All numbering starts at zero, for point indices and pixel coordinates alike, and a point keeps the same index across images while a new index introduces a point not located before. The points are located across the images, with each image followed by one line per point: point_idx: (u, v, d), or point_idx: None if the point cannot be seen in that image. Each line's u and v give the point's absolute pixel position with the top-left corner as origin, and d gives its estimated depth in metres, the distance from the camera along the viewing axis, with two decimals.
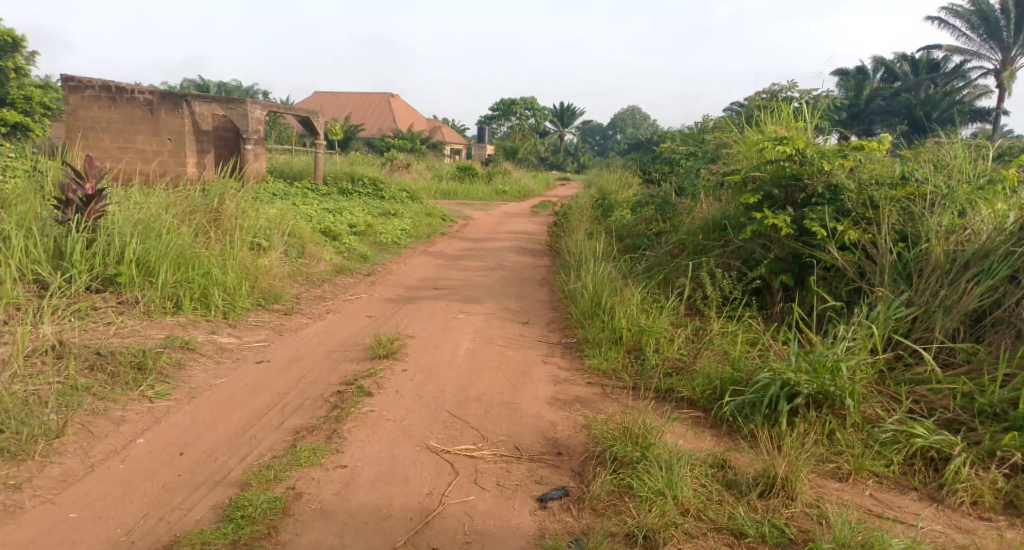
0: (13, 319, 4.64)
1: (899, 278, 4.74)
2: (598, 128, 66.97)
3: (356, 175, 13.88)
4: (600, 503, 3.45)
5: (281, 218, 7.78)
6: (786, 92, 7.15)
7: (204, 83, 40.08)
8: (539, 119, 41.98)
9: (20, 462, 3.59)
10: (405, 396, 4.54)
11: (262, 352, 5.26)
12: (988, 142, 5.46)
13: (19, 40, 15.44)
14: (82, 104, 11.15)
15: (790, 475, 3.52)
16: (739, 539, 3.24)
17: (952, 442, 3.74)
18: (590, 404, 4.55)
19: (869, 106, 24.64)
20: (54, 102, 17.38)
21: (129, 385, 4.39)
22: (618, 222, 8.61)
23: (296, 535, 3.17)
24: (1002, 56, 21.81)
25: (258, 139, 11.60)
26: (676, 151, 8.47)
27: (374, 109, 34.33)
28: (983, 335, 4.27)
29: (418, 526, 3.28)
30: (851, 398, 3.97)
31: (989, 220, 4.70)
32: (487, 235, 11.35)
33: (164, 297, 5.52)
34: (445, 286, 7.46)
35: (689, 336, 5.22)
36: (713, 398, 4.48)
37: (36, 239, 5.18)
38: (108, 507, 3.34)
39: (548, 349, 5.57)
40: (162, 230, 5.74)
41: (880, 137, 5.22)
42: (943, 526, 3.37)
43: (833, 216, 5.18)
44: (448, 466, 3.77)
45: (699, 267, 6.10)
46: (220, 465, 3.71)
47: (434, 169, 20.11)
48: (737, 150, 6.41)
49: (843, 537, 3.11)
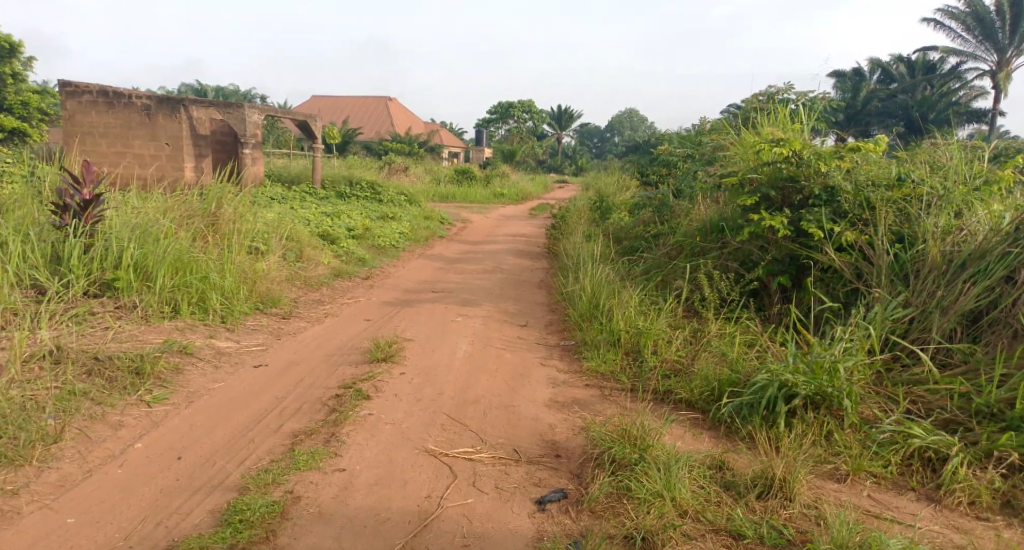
0: (10, 324, 4.64)
1: (896, 279, 4.75)
2: (596, 131, 67.06)
3: (354, 179, 13.89)
4: (599, 505, 3.46)
5: (278, 222, 7.79)
6: (783, 94, 7.17)
7: (202, 88, 40.09)
8: (537, 122, 42.01)
9: (18, 467, 3.59)
10: (404, 399, 4.54)
11: (260, 356, 5.26)
12: (984, 143, 5.47)
13: (17, 46, 15.47)
14: (80, 109, 11.15)
15: (788, 476, 3.52)
16: (737, 540, 3.25)
17: (950, 442, 3.75)
18: (588, 406, 4.56)
19: (865, 108, 24.70)
20: (52, 107, 17.38)
21: (127, 389, 4.39)
22: (616, 225, 8.62)
23: (293, 539, 3.16)
24: (998, 58, 21.88)
25: (255, 144, 11.61)
26: (673, 154, 8.48)
27: (372, 113, 34.38)
28: (980, 335, 4.28)
29: (417, 529, 3.28)
30: (849, 398, 3.97)
31: (985, 221, 4.72)
32: (486, 238, 11.36)
33: (162, 302, 5.52)
34: (444, 289, 7.46)
35: (687, 338, 5.23)
36: (711, 399, 4.49)
37: (33, 245, 5.18)
38: (106, 512, 3.33)
39: (546, 351, 5.58)
40: (159, 234, 5.73)
41: (877, 139, 5.24)
42: (941, 526, 3.38)
43: (829, 217, 5.19)
44: (446, 469, 3.77)
45: (697, 269, 6.12)
46: (218, 469, 3.71)
47: (432, 173, 20.13)
48: (734, 152, 6.43)
49: (841, 538, 3.12)
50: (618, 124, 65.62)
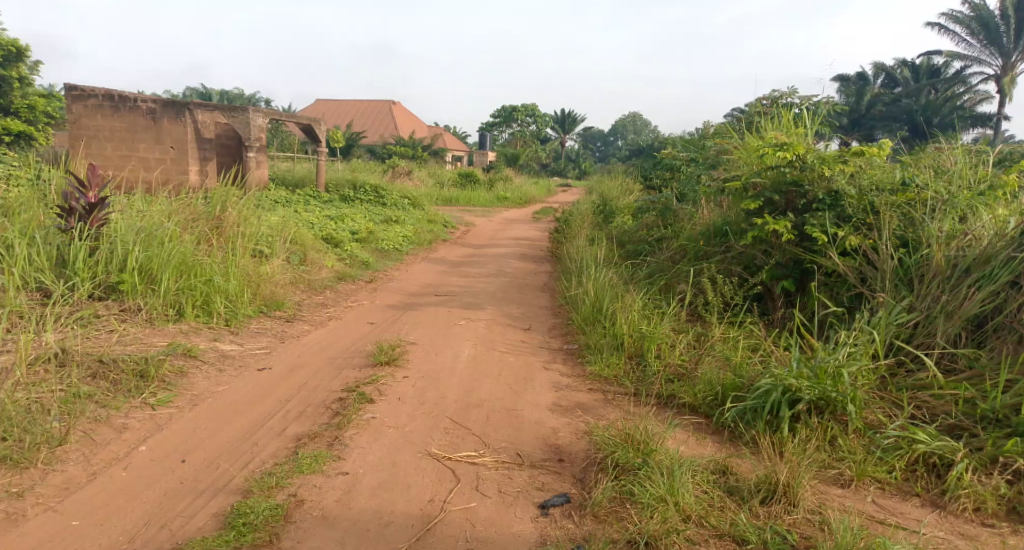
0: (16, 326, 4.65)
1: (900, 284, 4.74)
2: (599, 135, 67.08)
3: (358, 183, 13.92)
4: (602, 510, 3.45)
5: (282, 226, 7.81)
6: (786, 98, 7.17)
7: (207, 92, 40.24)
8: (540, 125, 42.04)
9: (22, 470, 3.60)
10: (407, 403, 4.54)
11: (264, 359, 5.27)
12: (989, 148, 5.46)
13: (24, 50, 15.55)
14: (86, 113, 11.20)
15: (792, 481, 3.51)
16: (741, 545, 3.24)
17: (954, 448, 3.74)
18: (591, 410, 4.55)
19: (869, 112, 24.67)
20: (59, 112, 17.46)
21: (131, 392, 4.40)
22: (619, 229, 8.62)
23: (297, 542, 3.17)
24: (1002, 62, 21.85)
25: (260, 147, 11.64)
26: (676, 158, 8.49)
27: (376, 117, 34.44)
28: (985, 340, 4.27)
29: (420, 533, 3.28)
30: (853, 403, 3.96)
31: (989, 226, 4.70)
32: (489, 241, 11.38)
33: (166, 305, 5.54)
34: (447, 293, 7.47)
35: (691, 342, 5.23)
36: (714, 404, 4.48)
37: (39, 248, 5.20)
38: (110, 515, 3.34)
39: (549, 355, 5.58)
40: (164, 237, 5.75)
41: (881, 143, 5.23)
42: (946, 532, 3.37)
43: (833, 222, 5.19)
44: (450, 473, 3.77)
45: (700, 273, 6.12)
46: (222, 472, 3.71)
47: (436, 176, 20.16)
48: (738, 156, 6.43)
49: (845, 543, 3.11)
50: (621, 128, 65.63)
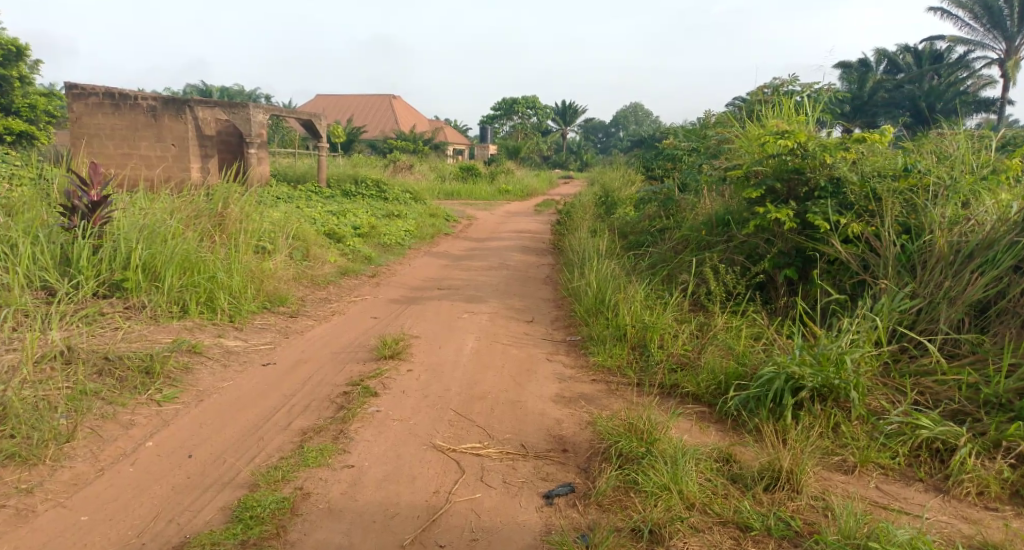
0: (22, 325, 4.66)
1: (903, 270, 4.74)
2: (600, 127, 66.93)
3: (360, 177, 13.90)
4: (606, 498, 3.47)
5: (284, 222, 7.83)
6: (788, 86, 7.11)
7: (207, 91, 40.07)
8: (541, 117, 42.15)
9: (31, 466, 3.63)
10: (411, 396, 4.56)
11: (268, 354, 5.29)
12: (991, 132, 5.44)
13: (25, 48, 15.43)
14: (87, 111, 11.22)
15: (796, 468, 3.53)
16: (745, 532, 3.26)
17: (957, 432, 3.74)
18: (595, 401, 4.56)
19: (872, 99, 24.49)
20: (59, 110, 17.43)
21: (136, 389, 4.43)
22: (622, 220, 8.62)
23: (304, 535, 3.19)
24: (1006, 46, 21.67)
25: (261, 143, 11.63)
26: (678, 148, 8.45)
27: (377, 112, 34.39)
28: (988, 326, 4.26)
29: (426, 524, 3.30)
30: (855, 390, 3.98)
31: (992, 211, 4.70)
32: (491, 235, 11.38)
33: (170, 302, 5.57)
34: (449, 286, 7.50)
35: (694, 332, 5.23)
36: (717, 392, 4.50)
37: (42, 246, 5.21)
38: (119, 510, 3.37)
39: (553, 346, 5.60)
40: (167, 234, 5.76)
41: (882, 130, 5.12)
42: (949, 516, 3.38)
43: (835, 209, 5.16)
44: (455, 464, 3.79)
45: (703, 263, 6.13)
46: (229, 466, 3.74)
47: (438, 170, 20.15)
48: (739, 145, 6.39)
49: (848, 529, 3.13)
50: (623, 119, 65.65)
